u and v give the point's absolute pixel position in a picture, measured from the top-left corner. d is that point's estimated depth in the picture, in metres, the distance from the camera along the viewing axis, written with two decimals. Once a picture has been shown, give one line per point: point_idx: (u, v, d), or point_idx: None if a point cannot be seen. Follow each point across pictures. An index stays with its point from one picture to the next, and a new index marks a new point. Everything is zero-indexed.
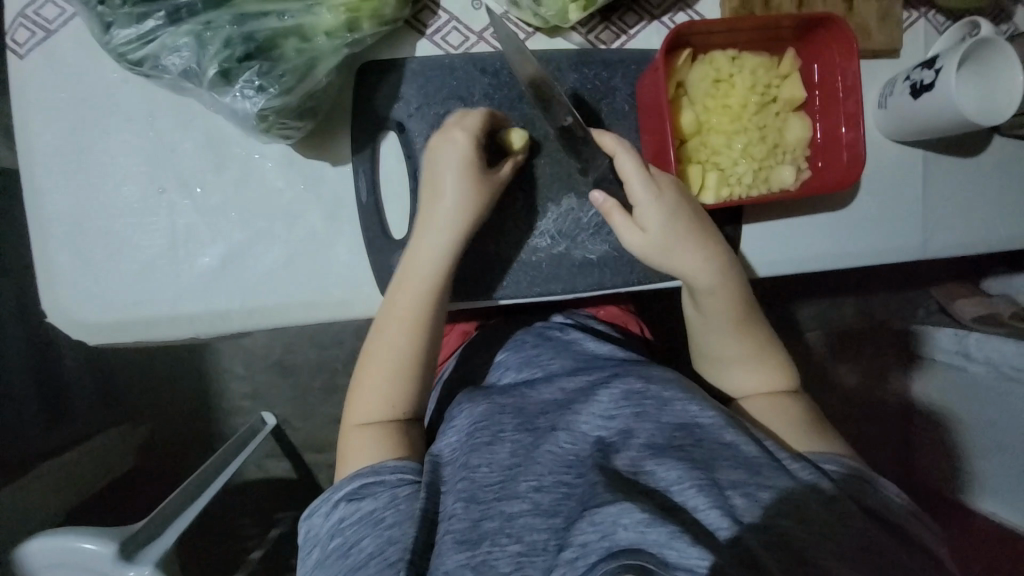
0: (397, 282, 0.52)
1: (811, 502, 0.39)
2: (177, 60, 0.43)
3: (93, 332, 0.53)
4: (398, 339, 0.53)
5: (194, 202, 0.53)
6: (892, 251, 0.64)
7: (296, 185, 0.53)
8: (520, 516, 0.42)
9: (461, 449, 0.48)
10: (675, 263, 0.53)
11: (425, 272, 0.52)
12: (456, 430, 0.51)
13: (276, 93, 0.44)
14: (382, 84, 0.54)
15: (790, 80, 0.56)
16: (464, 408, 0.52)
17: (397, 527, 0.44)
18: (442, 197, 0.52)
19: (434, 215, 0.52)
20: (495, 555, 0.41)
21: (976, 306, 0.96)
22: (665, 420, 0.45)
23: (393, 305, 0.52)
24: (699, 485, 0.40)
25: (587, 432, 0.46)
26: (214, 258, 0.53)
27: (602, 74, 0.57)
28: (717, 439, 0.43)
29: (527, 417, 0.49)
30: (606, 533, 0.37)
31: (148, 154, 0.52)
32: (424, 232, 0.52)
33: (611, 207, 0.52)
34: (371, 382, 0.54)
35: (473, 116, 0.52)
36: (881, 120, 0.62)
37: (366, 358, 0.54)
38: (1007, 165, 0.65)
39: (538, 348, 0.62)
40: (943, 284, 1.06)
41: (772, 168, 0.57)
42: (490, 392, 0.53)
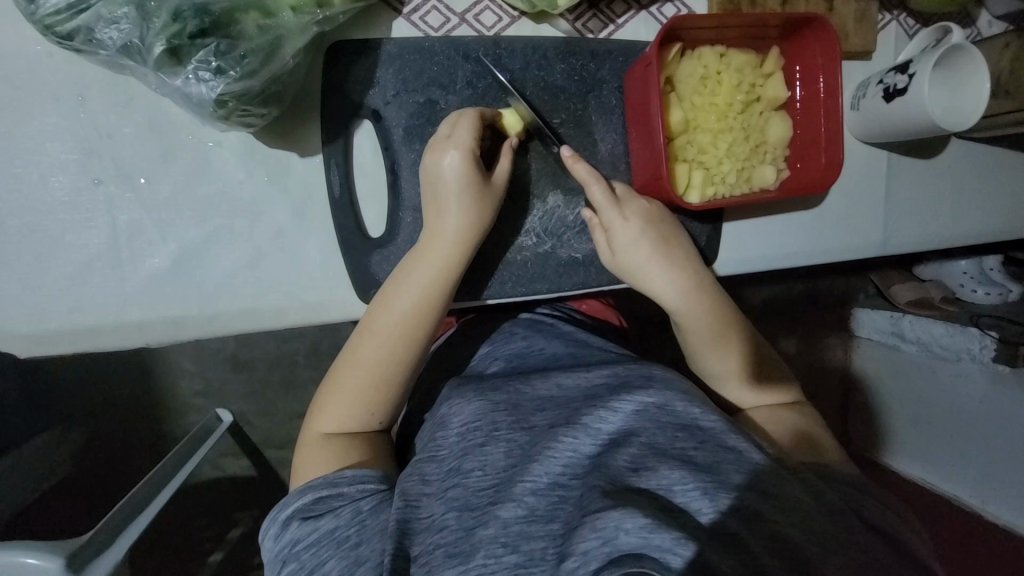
0: (395, 296, 0.49)
1: (800, 503, 0.40)
2: (115, 34, 0.37)
3: (23, 344, 0.47)
4: (386, 352, 0.50)
5: (138, 196, 0.46)
6: (857, 249, 0.67)
7: (258, 177, 0.48)
8: (516, 523, 0.40)
9: (451, 450, 0.47)
10: (650, 282, 0.54)
11: (427, 281, 0.49)
12: (447, 428, 0.49)
13: (238, 77, 0.38)
14: (356, 68, 0.49)
15: (773, 79, 0.56)
16: (454, 403, 0.50)
17: (364, 545, 0.43)
18: (443, 216, 0.48)
19: (436, 227, 0.49)
20: (490, 567, 0.38)
21: (910, 291, 1.01)
22: (669, 420, 0.46)
23: (387, 321, 0.49)
24: (702, 487, 0.40)
25: (586, 430, 0.46)
26: (165, 260, 0.48)
27: (590, 64, 0.55)
28: (721, 442, 0.44)
29: (523, 414, 0.48)
30: (608, 538, 0.36)
31: (78, 140, 0.45)
32: (430, 238, 0.49)
33: (592, 224, 0.54)
34: (351, 389, 0.51)
35: (467, 125, 0.48)
36: (853, 121, 0.64)
37: (347, 364, 0.51)
38: (961, 166, 0.68)
39: (529, 339, 0.61)
40: (882, 270, 1.09)
41: (754, 167, 0.58)
42: (484, 389, 0.51)
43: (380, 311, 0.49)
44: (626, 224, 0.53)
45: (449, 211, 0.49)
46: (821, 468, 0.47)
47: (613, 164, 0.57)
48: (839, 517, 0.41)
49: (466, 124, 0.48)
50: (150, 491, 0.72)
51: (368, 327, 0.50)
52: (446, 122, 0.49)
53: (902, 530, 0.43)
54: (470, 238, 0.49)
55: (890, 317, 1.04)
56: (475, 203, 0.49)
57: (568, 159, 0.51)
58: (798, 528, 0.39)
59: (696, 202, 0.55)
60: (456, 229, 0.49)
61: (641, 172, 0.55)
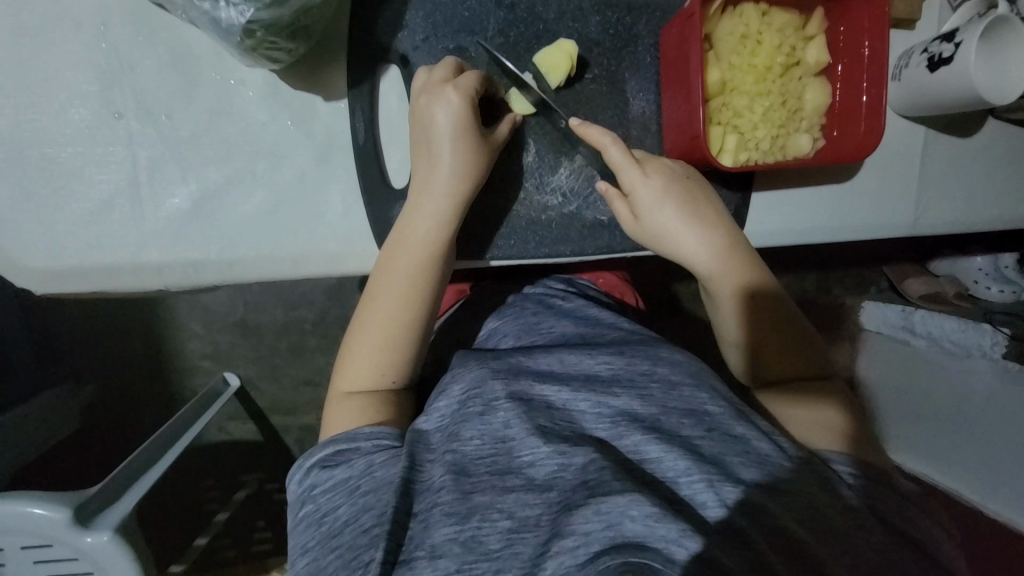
0: (398, 245, 0.48)
1: (805, 487, 0.40)
2: None
3: (43, 284, 0.46)
4: (397, 309, 0.49)
5: (159, 132, 0.45)
6: (884, 228, 0.65)
7: (281, 120, 0.47)
8: (513, 491, 0.40)
9: (451, 417, 0.46)
10: (672, 248, 0.52)
11: (428, 244, 0.48)
12: (448, 395, 0.48)
13: (266, 4, 0.37)
14: (386, 11, 0.48)
15: (815, 42, 0.54)
16: (458, 372, 0.50)
17: (372, 494, 0.42)
18: (440, 168, 0.47)
19: (436, 173, 0.47)
20: (485, 531, 0.38)
21: (922, 285, 1.01)
22: (672, 406, 0.46)
23: (389, 281, 0.49)
24: (707, 479, 0.40)
25: (586, 414, 0.46)
26: (185, 202, 0.47)
27: (625, 19, 0.53)
28: (726, 429, 0.44)
29: (524, 385, 0.47)
30: (612, 523, 0.36)
31: (99, 70, 0.44)
32: (428, 190, 0.48)
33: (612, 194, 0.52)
34: (364, 342, 0.50)
35: (470, 76, 0.47)
36: (893, 93, 0.62)
37: (362, 318, 0.50)
38: (996, 148, 0.66)
39: (538, 315, 0.61)
40: (896, 263, 1.09)
41: (789, 135, 0.56)
42: (486, 358, 0.51)
43: (383, 273, 0.49)
44: (648, 184, 0.50)
45: (447, 170, 0.47)
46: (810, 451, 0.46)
47: (646, 125, 0.55)
48: (853, 513, 0.39)
49: (471, 75, 0.47)
50: (161, 445, 0.72)
51: (376, 283, 0.49)
52: (441, 64, 0.47)
53: (923, 528, 0.41)
54: (466, 196, 0.48)
55: (903, 310, 1.01)
56: (467, 154, 0.47)
57: (577, 127, 0.49)
58: (806, 525, 0.38)
59: (729, 165, 0.53)
60: (456, 187, 0.47)
61: (672, 132, 0.53)
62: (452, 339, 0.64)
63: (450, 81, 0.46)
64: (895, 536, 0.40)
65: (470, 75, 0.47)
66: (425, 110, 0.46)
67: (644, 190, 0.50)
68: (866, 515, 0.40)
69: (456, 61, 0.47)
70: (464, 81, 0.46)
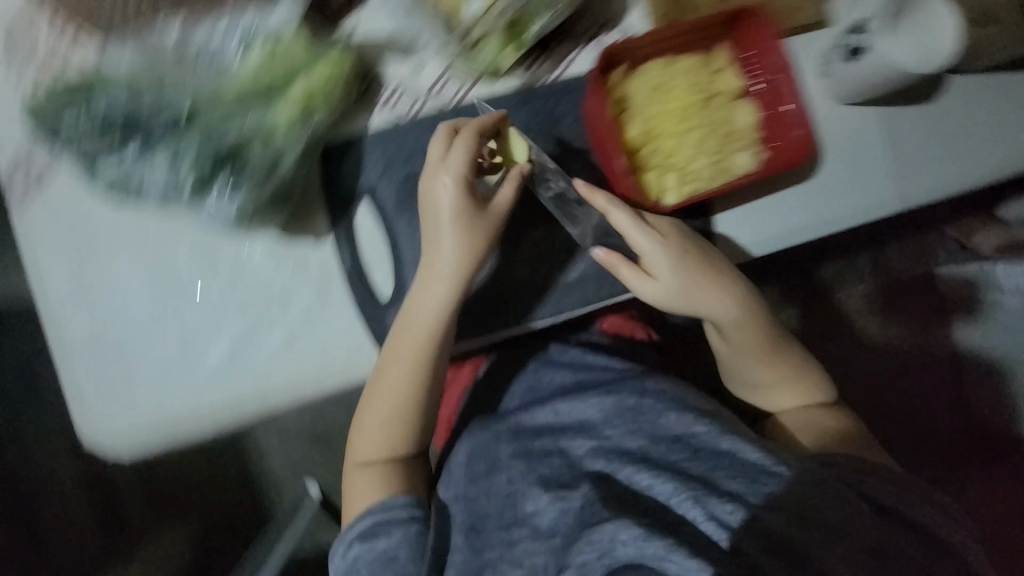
0: (399, 320, 0.55)
1: (806, 494, 0.43)
2: (157, 181, 0.50)
3: (126, 445, 0.56)
4: (402, 381, 0.55)
5: (195, 303, 0.57)
6: (868, 213, 0.64)
7: (284, 269, 0.57)
8: (520, 541, 0.53)
9: (475, 476, 0.58)
10: (701, 301, 0.59)
11: (422, 321, 0.54)
12: (461, 461, 0.60)
13: (247, 190, 0.51)
14: (347, 161, 0.57)
15: (725, 73, 0.59)
16: (465, 438, 0.62)
17: (410, 562, 0.52)
18: (439, 254, 0.54)
19: (439, 255, 0.54)
20: (504, 562, 0.53)
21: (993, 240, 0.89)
22: (658, 436, 0.54)
23: (399, 355, 0.55)
24: (693, 496, 0.45)
25: (581, 457, 0.56)
26: (222, 353, 0.57)
27: (547, 104, 0.60)
28: (713, 447, 0.50)
29: (524, 441, 0.59)
30: (606, 550, 0.44)
31: (147, 269, 0.57)
32: (429, 270, 0.55)
33: (616, 261, 0.57)
34: (379, 409, 0.57)
35: (461, 151, 0.53)
36: (827, 87, 0.64)
37: (376, 388, 0.56)
38: (963, 107, 0.65)
39: (536, 370, 0.64)
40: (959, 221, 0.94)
41: (728, 157, 0.59)
42: (489, 421, 0.62)
43: (393, 349, 0.55)
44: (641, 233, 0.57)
45: (444, 252, 0.54)
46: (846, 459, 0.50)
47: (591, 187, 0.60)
48: (852, 509, 0.43)
49: (459, 150, 0.53)
50: None
51: (386, 358, 0.55)
52: (437, 141, 0.54)
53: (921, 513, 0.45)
54: (459, 278, 0.54)
55: None
56: (460, 230, 0.54)
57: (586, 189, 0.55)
58: (800, 522, 0.42)
59: (674, 203, 0.57)
60: (450, 269, 0.54)
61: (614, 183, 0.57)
62: None
63: (446, 152, 0.53)
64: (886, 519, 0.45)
65: (464, 132, 0.53)
66: (437, 195, 0.54)
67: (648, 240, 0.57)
68: (861, 504, 0.44)
69: (450, 124, 0.54)
70: (455, 154, 0.53)
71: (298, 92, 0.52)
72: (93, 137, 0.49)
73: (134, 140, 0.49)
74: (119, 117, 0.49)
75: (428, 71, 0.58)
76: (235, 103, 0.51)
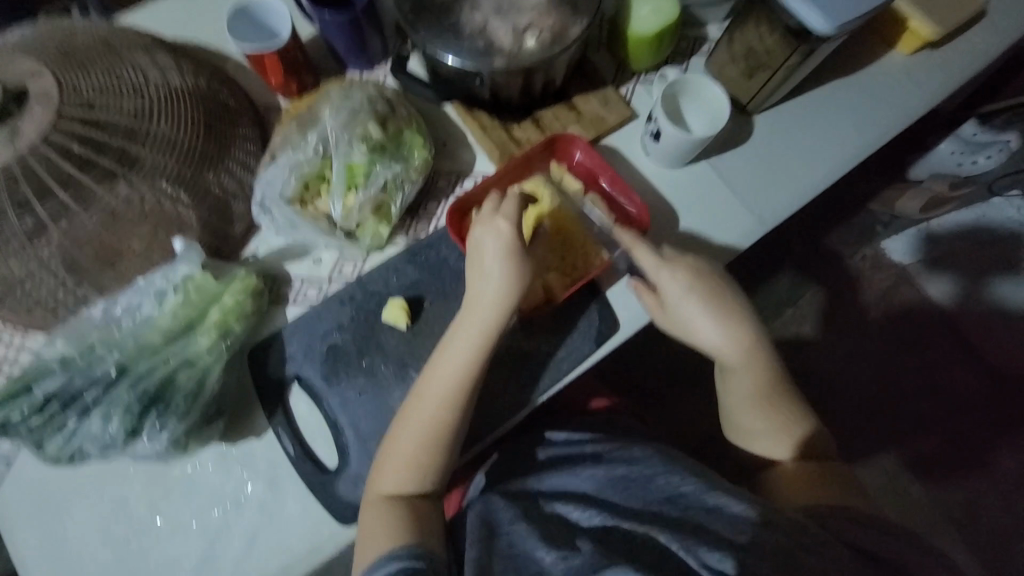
0: (421, 382, 0.59)
1: (771, 539, 0.47)
2: (96, 441, 0.55)
3: None
4: (428, 420, 0.57)
5: (158, 533, 0.59)
6: (736, 243, 0.73)
7: (235, 471, 0.61)
8: None
9: (473, 546, 0.55)
10: (695, 335, 0.64)
11: (446, 390, 0.58)
12: (470, 534, 0.57)
13: (178, 420, 0.56)
14: (271, 356, 0.64)
15: (564, 179, 0.70)
16: (472, 505, 0.61)
17: None
18: (464, 332, 0.60)
19: (461, 333, 0.60)
20: None
21: (913, 200, 1.10)
22: (652, 496, 0.56)
23: (421, 420, 0.57)
24: (685, 545, 0.48)
25: (579, 519, 0.56)
26: (190, 575, 0.58)
27: (431, 251, 0.69)
28: (700, 504, 0.52)
29: (530, 509, 0.58)
30: None
31: (108, 514, 0.60)
32: (450, 344, 0.60)
33: (637, 284, 0.66)
34: (403, 472, 0.57)
35: (510, 201, 0.63)
36: (654, 162, 0.75)
37: (393, 447, 0.58)
38: (772, 137, 0.77)
39: (527, 460, 0.68)
40: (880, 195, 1.15)
41: (593, 243, 0.68)
42: (491, 495, 0.61)
43: (416, 413, 0.58)
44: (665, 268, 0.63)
45: (489, 279, 0.60)
46: (824, 508, 0.54)
47: None
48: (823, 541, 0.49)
49: (511, 200, 0.63)
50: None
51: (411, 409, 0.58)
52: (507, 201, 0.63)
53: (895, 551, 0.50)
54: (479, 356, 0.59)
55: None
56: (512, 271, 0.60)
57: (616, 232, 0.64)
58: (784, 570, 0.45)
59: (561, 295, 0.66)
60: (469, 345, 0.59)
61: None
62: None
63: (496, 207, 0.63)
64: (862, 558, 0.49)
65: (510, 200, 0.63)
66: (486, 243, 0.61)
67: (648, 258, 0.63)
68: (840, 547, 0.49)
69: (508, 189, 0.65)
70: (508, 208, 0.62)
71: (212, 319, 0.60)
72: (33, 421, 0.54)
73: (71, 413, 0.55)
74: (55, 396, 0.55)
75: (326, 260, 0.69)
76: (157, 347, 0.58)
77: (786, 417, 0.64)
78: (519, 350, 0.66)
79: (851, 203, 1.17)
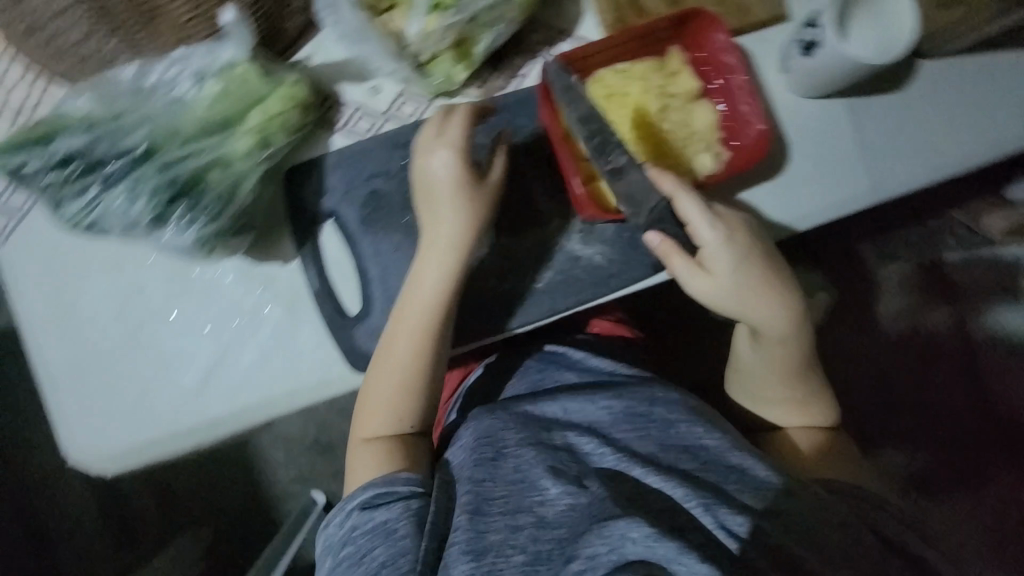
0: (404, 296, 0.56)
1: (796, 506, 0.47)
2: (117, 217, 0.51)
3: (109, 466, 0.59)
4: (410, 335, 0.55)
5: (171, 327, 0.59)
6: (843, 204, 0.63)
7: (255, 290, 0.59)
8: (525, 529, 0.49)
9: (467, 463, 0.55)
10: (732, 305, 0.57)
11: (427, 304, 0.55)
12: (461, 445, 0.57)
13: (207, 219, 0.51)
14: (309, 183, 0.59)
15: (681, 75, 0.59)
16: (472, 421, 0.59)
17: (409, 539, 0.50)
18: (422, 260, 0.55)
19: (424, 258, 0.55)
20: (501, 563, 0.47)
21: (1001, 219, 0.93)
22: (669, 443, 0.54)
23: (401, 333, 0.56)
24: (704, 503, 0.47)
25: (590, 454, 0.54)
26: (199, 373, 0.59)
27: (505, 117, 0.60)
28: (724, 461, 0.52)
29: (532, 432, 0.56)
30: (615, 546, 0.44)
31: (123, 295, 0.59)
32: (423, 264, 0.55)
33: (668, 249, 0.55)
34: (378, 382, 0.57)
35: (459, 122, 0.55)
36: (789, 84, 0.63)
37: (378, 354, 0.57)
38: (935, 92, 0.63)
39: (542, 372, 0.68)
40: (968, 204, 0.96)
41: (690, 158, 0.59)
42: (495, 408, 0.59)
43: (396, 325, 0.56)
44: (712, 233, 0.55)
45: (447, 218, 0.55)
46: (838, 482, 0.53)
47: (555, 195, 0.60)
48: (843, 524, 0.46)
49: (455, 121, 0.55)
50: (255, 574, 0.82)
51: (392, 325, 0.56)
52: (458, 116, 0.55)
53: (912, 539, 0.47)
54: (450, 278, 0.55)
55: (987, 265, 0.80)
56: (462, 206, 0.55)
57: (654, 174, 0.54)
58: (798, 539, 0.45)
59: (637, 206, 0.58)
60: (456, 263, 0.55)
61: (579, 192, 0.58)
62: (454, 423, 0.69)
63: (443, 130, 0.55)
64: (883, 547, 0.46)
65: (456, 124, 0.55)
66: (427, 167, 0.55)
67: (692, 212, 0.54)
68: (863, 527, 0.47)
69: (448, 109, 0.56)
70: (450, 133, 0.55)
71: (253, 122, 0.53)
72: (52, 176, 0.49)
73: (94, 180, 0.50)
74: (78, 157, 0.50)
75: (385, 93, 0.60)
76: (190, 136, 0.52)
77: (806, 394, 0.62)
78: (572, 253, 0.60)
79: (931, 205, 0.98)
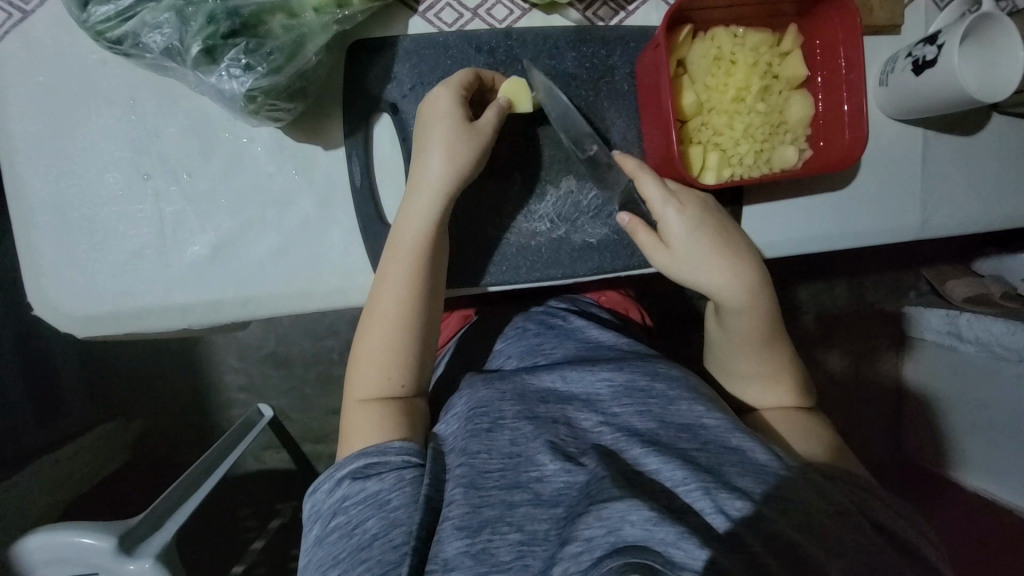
0: (391, 238, 0.51)
1: (799, 490, 0.43)
2: (159, 37, 0.43)
3: (81, 327, 0.52)
4: (401, 284, 0.50)
5: (182, 188, 0.51)
6: (890, 232, 0.64)
7: (288, 169, 0.52)
8: (520, 506, 0.44)
9: (461, 434, 0.49)
10: (700, 277, 0.53)
11: (418, 247, 0.50)
12: (455, 415, 0.52)
13: (264, 72, 0.44)
14: (375, 65, 0.52)
15: (792, 56, 0.56)
16: (464, 393, 0.54)
17: (402, 510, 0.44)
18: (421, 201, 0.50)
19: (420, 199, 0.50)
20: (495, 543, 0.41)
21: (966, 287, 0.91)
22: (669, 420, 0.49)
23: (388, 281, 0.50)
24: (704, 486, 0.42)
25: (590, 430, 0.49)
26: (205, 247, 0.52)
27: (600, 52, 0.56)
28: (723, 442, 0.47)
29: (529, 405, 0.50)
30: (612, 528, 0.38)
31: (131, 136, 0.50)
32: (415, 201, 0.51)
33: (635, 224, 0.53)
34: (369, 344, 0.51)
35: (463, 74, 0.50)
36: (882, 99, 0.62)
37: (372, 310, 0.51)
38: (1000, 145, 0.64)
39: (540, 335, 0.63)
40: (937, 266, 1.01)
41: (774, 148, 0.57)
42: (492, 380, 0.54)
43: (385, 272, 0.51)
44: (679, 213, 0.52)
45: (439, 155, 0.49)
46: (835, 469, 0.49)
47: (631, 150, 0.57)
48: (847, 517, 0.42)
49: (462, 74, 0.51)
50: (197, 477, 0.75)
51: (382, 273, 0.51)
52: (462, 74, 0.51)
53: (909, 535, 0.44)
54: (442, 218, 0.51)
55: (947, 314, 0.90)
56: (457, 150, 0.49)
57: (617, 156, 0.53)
58: (797, 525, 0.40)
59: (711, 183, 0.55)
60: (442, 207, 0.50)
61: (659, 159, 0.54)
62: (459, 363, 0.66)
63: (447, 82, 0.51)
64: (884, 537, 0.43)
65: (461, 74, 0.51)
66: (431, 115, 0.50)
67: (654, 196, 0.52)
68: (857, 515, 0.43)
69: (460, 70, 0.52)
70: (456, 82, 0.50)
71: None
72: None
73: None
74: None
75: None
76: None
77: (779, 365, 0.58)
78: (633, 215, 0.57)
79: (903, 257, 1.04)
